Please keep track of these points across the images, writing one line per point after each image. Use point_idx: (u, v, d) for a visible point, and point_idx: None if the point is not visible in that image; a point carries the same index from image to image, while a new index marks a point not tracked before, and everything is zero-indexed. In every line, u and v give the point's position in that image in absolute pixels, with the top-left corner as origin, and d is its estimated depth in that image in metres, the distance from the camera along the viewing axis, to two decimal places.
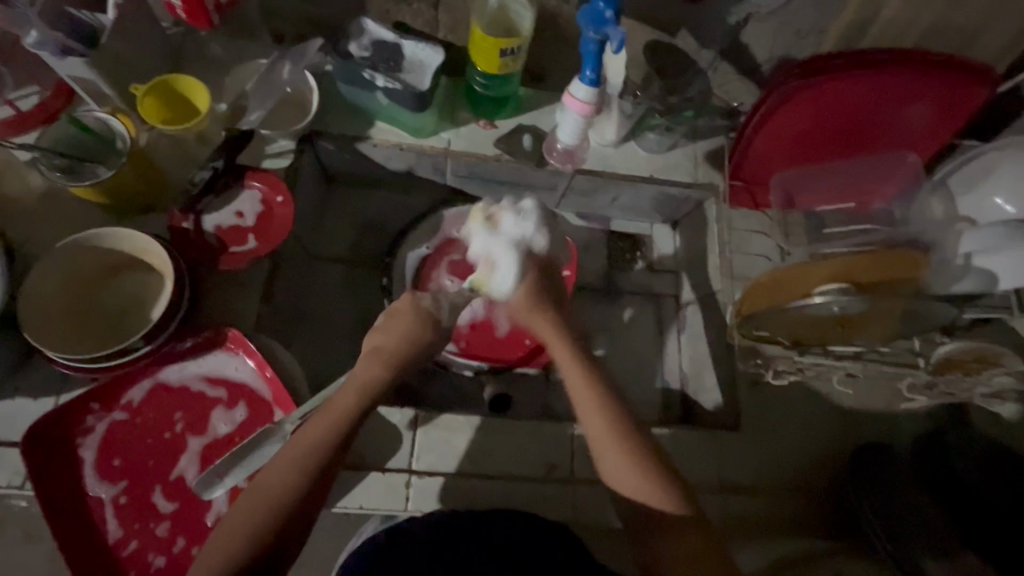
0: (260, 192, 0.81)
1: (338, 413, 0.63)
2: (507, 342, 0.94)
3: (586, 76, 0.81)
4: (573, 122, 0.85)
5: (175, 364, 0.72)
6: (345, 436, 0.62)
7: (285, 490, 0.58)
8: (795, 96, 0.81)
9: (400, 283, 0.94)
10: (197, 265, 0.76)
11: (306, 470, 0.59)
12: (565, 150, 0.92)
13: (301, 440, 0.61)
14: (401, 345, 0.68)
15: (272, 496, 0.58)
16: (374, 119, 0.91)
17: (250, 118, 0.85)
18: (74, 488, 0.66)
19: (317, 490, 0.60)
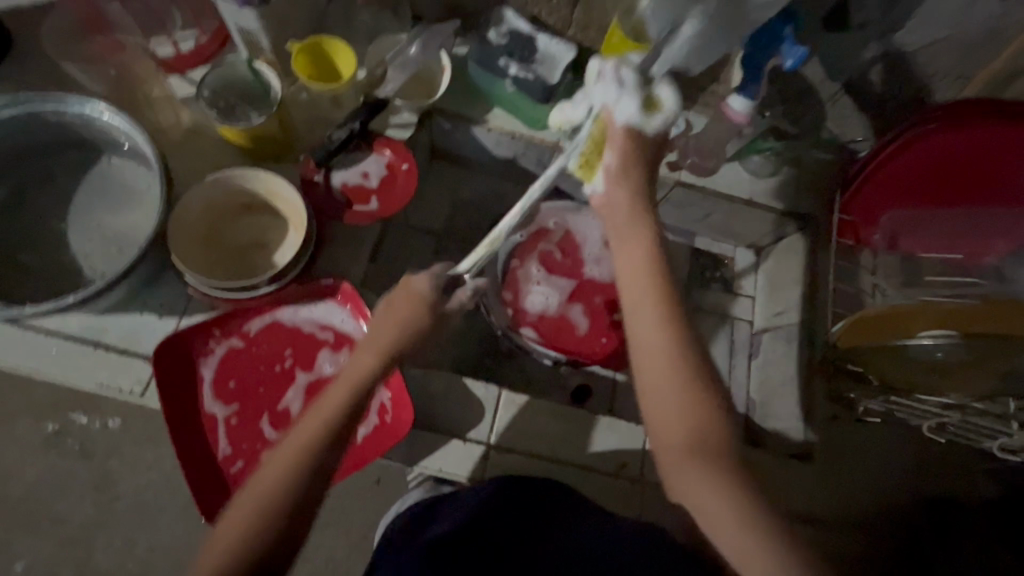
0: (387, 158, 0.85)
1: (297, 459, 0.53)
2: (583, 338, 0.96)
3: (744, 89, 0.81)
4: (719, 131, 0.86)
5: (290, 306, 0.77)
6: (308, 487, 0.53)
7: (274, 506, 0.51)
8: (918, 142, 0.82)
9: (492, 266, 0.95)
10: (324, 217, 0.82)
11: (272, 516, 0.51)
12: (700, 158, 0.93)
13: (263, 479, 0.52)
14: (401, 328, 0.60)
15: (235, 555, 0.50)
16: (494, 105, 0.94)
17: (386, 87, 0.88)
18: (194, 401, 0.72)
19: (274, 559, 0.51)
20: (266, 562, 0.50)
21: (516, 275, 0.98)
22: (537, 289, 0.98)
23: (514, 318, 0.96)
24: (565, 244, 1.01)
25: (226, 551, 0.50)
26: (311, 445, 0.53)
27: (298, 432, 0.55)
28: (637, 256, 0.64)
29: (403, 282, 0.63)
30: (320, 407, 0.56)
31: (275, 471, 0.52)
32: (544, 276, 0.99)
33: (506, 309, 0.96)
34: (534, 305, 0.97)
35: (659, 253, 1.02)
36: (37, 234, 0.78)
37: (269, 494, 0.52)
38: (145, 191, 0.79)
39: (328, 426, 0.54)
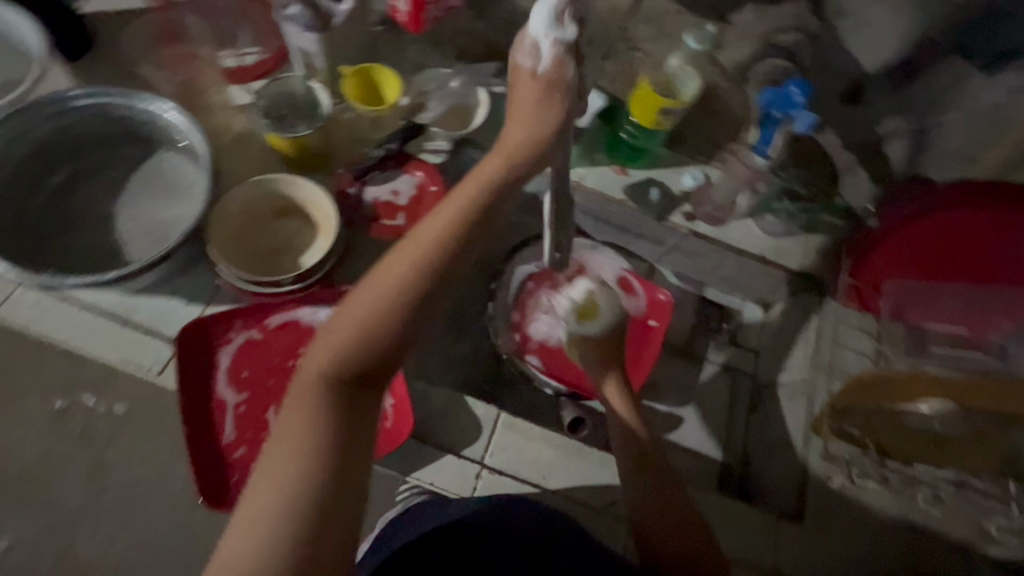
0: (418, 179, 0.90)
1: (431, 268, 0.57)
2: (584, 370, 0.98)
3: (759, 146, 0.89)
4: None
5: (309, 305, 0.79)
6: (428, 294, 0.56)
7: (393, 312, 0.55)
8: (914, 224, 0.88)
9: (504, 291, 1.02)
10: (353, 226, 0.88)
11: (395, 316, 0.55)
12: (715, 210, 1.00)
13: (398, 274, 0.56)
14: (526, 135, 0.63)
15: (361, 350, 0.54)
16: (521, 141, 1.00)
17: (426, 114, 0.94)
18: (207, 385, 0.75)
19: (399, 354, 0.56)
20: (391, 353, 0.55)
21: (525, 300, 1.02)
22: (544, 317, 1.01)
23: (521, 343, 1.01)
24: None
25: (357, 344, 0.54)
26: (432, 254, 0.57)
27: (418, 237, 0.58)
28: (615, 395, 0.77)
29: (513, 59, 0.65)
30: (438, 221, 0.59)
31: (401, 271, 0.56)
32: (553, 306, 1.01)
33: (513, 333, 1.01)
34: (539, 331, 1.01)
35: (667, 298, 1.05)
36: (86, 214, 0.84)
37: (395, 296, 0.56)
38: (190, 185, 0.85)
39: (453, 227, 0.59)
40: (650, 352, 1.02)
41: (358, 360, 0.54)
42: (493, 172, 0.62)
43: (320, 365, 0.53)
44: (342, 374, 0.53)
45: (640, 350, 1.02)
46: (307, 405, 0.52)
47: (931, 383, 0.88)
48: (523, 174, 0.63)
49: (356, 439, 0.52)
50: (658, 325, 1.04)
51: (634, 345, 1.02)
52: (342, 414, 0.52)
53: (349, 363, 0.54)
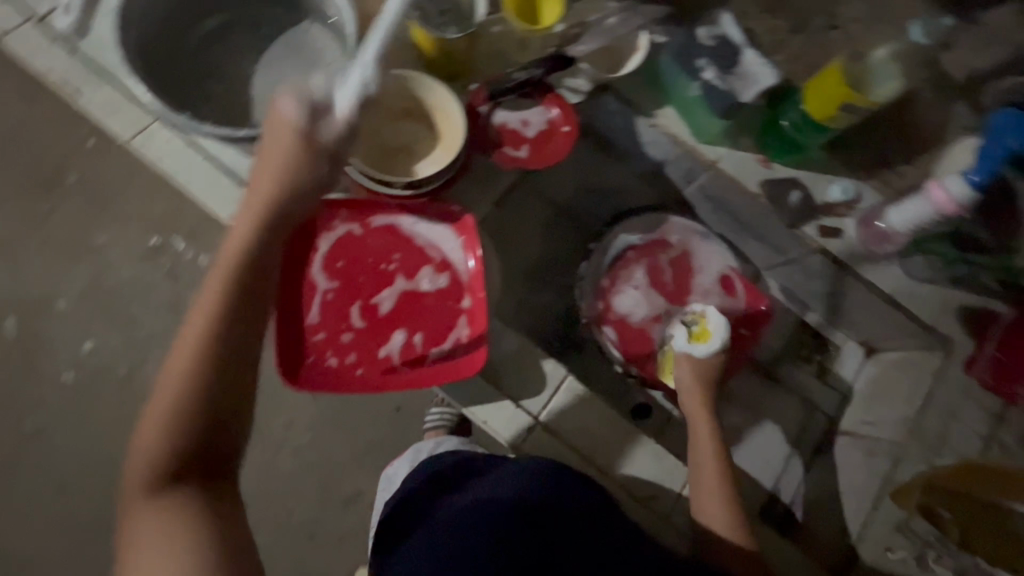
0: (552, 115, 0.84)
1: (239, 258, 0.57)
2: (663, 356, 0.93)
3: (971, 176, 0.75)
4: (920, 211, 0.80)
5: (413, 216, 0.79)
6: (237, 299, 0.56)
7: (174, 419, 0.52)
8: None
9: (600, 257, 0.98)
10: (475, 148, 0.84)
11: (202, 370, 0.53)
12: (878, 231, 0.87)
13: (216, 276, 0.56)
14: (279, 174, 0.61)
15: (184, 395, 0.52)
16: (667, 103, 0.94)
17: (578, 47, 0.86)
18: (303, 265, 0.76)
19: (241, 388, 0.55)
20: (225, 390, 0.53)
21: (620, 271, 0.98)
22: (632, 292, 0.97)
23: (602, 313, 0.95)
24: (679, 262, 1.00)
25: (181, 388, 0.52)
26: (226, 292, 0.56)
27: (176, 359, 0.54)
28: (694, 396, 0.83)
29: None
30: (200, 313, 0.55)
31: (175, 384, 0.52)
32: (644, 284, 0.98)
33: (596, 302, 0.96)
34: (625, 303, 0.97)
35: (769, 311, 0.96)
36: (222, 66, 0.84)
37: (210, 324, 0.54)
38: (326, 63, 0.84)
39: (230, 270, 0.57)
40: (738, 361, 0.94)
41: (187, 401, 0.52)
42: (243, 241, 0.58)
43: (170, 408, 0.52)
44: (183, 412, 0.52)
45: (729, 354, 0.95)
46: (150, 447, 0.52)
47: None
48: (340, 152, 0.63)
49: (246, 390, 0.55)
50: (750, 335, 0.95)
51: None
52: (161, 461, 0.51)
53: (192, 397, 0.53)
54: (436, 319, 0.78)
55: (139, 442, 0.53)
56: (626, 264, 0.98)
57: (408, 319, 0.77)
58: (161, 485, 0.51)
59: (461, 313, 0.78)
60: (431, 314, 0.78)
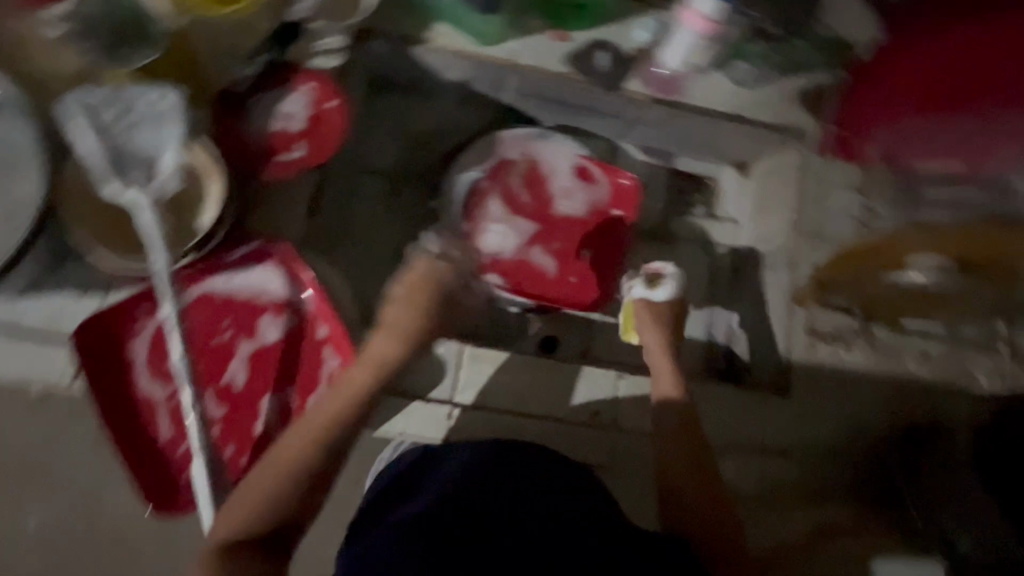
0: (310, 95, 0.73)
1: (371, 369, 0.66)
2: (552, 276, 0.90)
3: None
4: (687, 40, 0.78)
5: (221, 274, 0.70)
6: (341, 421, 0.62)
7: (272, 499, 0.57)
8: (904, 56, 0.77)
9: (451, 210, 0.91)
10: (241, 167, 0.71)
11: (307, 460, 0.59)
12: (666, 78, 0.86)
13: (341, 396, 0.64)
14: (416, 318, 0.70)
15: (282, 478, 0.58)
16: (434, 19, 0.82)
17: (302, 5, 0.74)
18: (126, 384, 0.66)
19: (323, 478, 0.60)
20: (314, 476, 0.59)
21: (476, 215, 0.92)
22: (495, 228, 0.91)
23: (480, 264, 0.89)
24: (533, 175, 0.94)
25: (278, 476, 0.58)
26: (354, 398, 0.64)
27: (285, 442, 0.61)
28: (654, 338, 0.78)
29: None
30: (310, 418, 0.62)
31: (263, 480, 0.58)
32: (504, 215, 0.92)
33: (472, 255, 0.89)
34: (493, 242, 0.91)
35: (630, 181, 0.93)
36: None
37: (318, 433, 0.61)
38: None
39: (358, 385, 0.65)
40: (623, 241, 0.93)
41: (287, 485, 0.58)
42: (383, 349, 0.67)
43: (267, 492, 0.57)
44: (292, 477, 0.58)
45: (611, 241, 0.93)
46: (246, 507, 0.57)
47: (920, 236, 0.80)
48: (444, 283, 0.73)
49: (320, 500, 0.60)
50: (623, 216, 0.93)
51: (601, 238, 0.93)
52: (239, 528, 0.55)
53: (287, 488, 0.58)
54: (302, 367, 0.71)
55: (233, 507, 0.57)
56: (477, 203, 0.91)
57: (274, 379, 0.71)
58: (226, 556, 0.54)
59: (322, 344, 0.71)
60: (292, 363, 0.71)
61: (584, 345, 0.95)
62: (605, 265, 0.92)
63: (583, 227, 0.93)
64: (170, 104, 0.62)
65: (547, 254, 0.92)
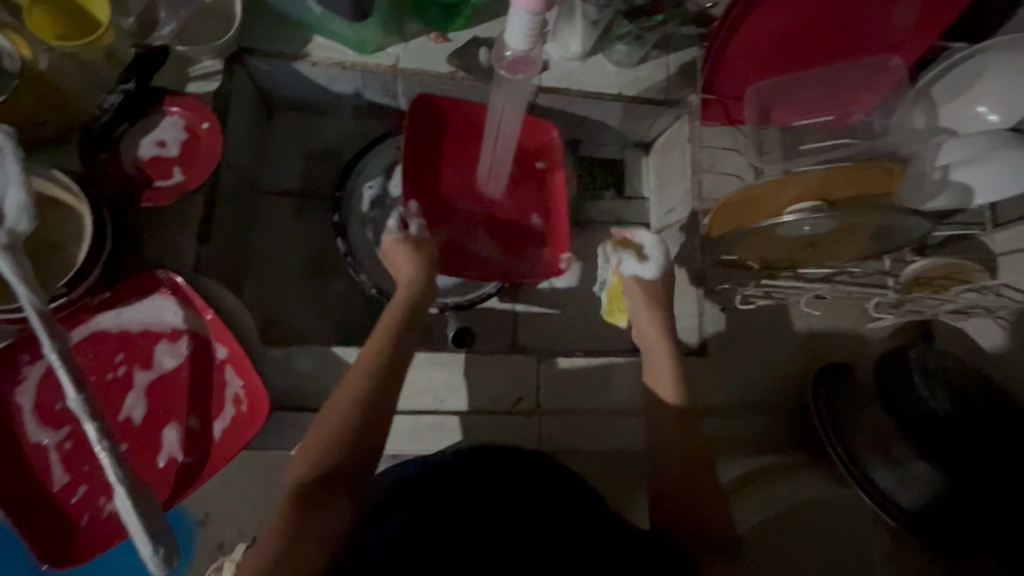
0: (183, 118, 0.72)
1: (381, 354, 0.64)
2: (522, 249, 0.86)
3: None
4: (521, 22, 0.59)
5: (109, 309, 0.68)
6: (383, 386, 0.61)
7: (324, 450, 0.55)
8: (753, 10, 0.76)
9: (356, 232, 0.88)
10: (121, 201, 0.70)
11: (350, 417, 0.58)
12: (514, 59, 0.66)
13: (360, 368, 0.62)
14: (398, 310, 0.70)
15: (333, 437, 0.56)
16: (313, 34, 0.83)
17: (162, 33, 0.75)
18: (13, 433, 0.62)
19: (372, 438, 0.58)
20: (366, 426, 0.58)
21: (433, 202, 0.85)
22: None
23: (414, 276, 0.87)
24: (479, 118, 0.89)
25: (327, 434, 0.56)
26: (376, 367, 0.63)
27: (336, 399, 0.60)
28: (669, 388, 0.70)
29: None
30: (353, 380, 0.61)
31: (317, 439, 0.56)
32: None
33: (358, 276, 0.86)
34: (453, 208, 0.86)
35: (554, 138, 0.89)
36: None
37: (353, 391, 0.60)
38: None
39: (378, 354, 0.64)
40: (562, 203, 0.88)
41: (343, 436, 0.57)
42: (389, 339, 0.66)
43: (322, 441, 0.56)
44: (339, 429, 0.57)
45: (546, 203, 0.89)
46: (313, 449, 0.55)
47: (790, 188, 0.72)
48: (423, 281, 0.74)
49: (369, 449, 0.57)
50: (546, 166, 0.89)
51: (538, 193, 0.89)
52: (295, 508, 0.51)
53: (333, 440, 0.56)
54: (203, 393, 0.68)
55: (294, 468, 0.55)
56: (373, 222, 0.90)
57: (177, 408, 0.67)
58: (305, 509, 0.51)
59: (223, 365, 0.69)
60: (193, 386, 0.68)
61: (511, 335, 0.97)
62: (546, 220, 0.88)
63: (523, 199, 0.89)
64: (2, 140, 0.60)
65: (512, 225, 0.87)
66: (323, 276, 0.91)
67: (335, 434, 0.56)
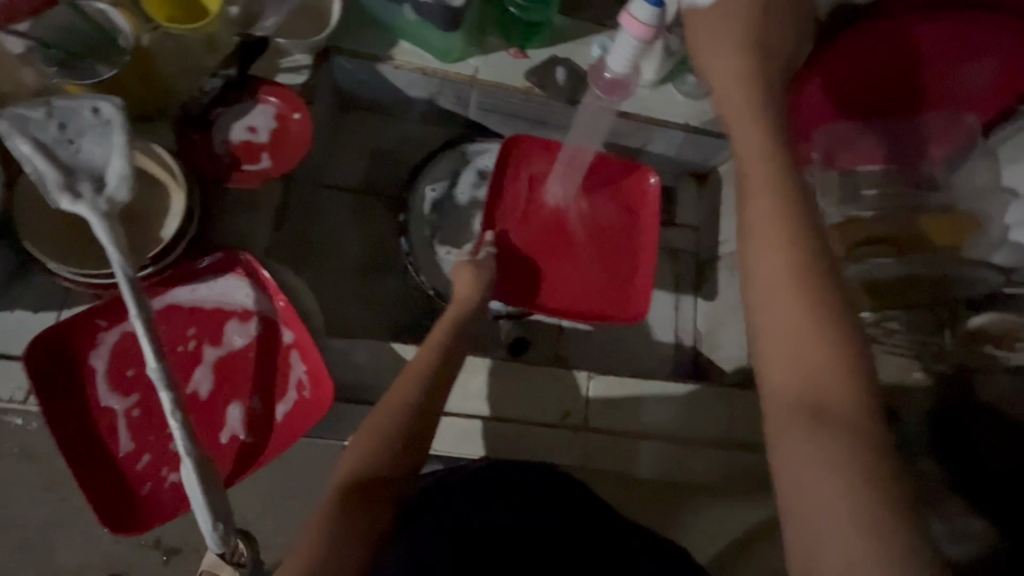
0: (275, 107, 0.74)
1: (433, 356, 0.65)
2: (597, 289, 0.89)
3: None
4: (627, 46, 0.69)
5: (184, 283, 0.69)
6: (432, 392, 0.62)
7: (369, 459, 0.57)
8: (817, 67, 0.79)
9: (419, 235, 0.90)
10: (210, 183, 0.72)
11: (397, 422, 0.59)
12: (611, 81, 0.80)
13: (410, 372, 0.63)
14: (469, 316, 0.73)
15: (377, 445, 0.58)
16: (398, 38, 0.86)
17: (263, 25, 0.77)
18: (85, 396, 0.63)
19: (415, 446, 0.59)
20: (414, 435, 0.59)
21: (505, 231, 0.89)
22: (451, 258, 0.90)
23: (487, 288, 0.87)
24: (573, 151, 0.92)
25: (370, 440, 0.58)
26: (426, 373, 0.63)
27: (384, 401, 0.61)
28: (799, 326, 0.43)
29: None
30: (401, 385, 0.62)
31: (359, 444, 0.58)
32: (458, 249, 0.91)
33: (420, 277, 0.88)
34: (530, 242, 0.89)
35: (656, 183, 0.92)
36: None
37: (401, 395, 0.61)
38: None
39: (429, 359, 0.65)
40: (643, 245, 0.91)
41: (386, 445, 0.58)
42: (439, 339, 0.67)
43: (363, 451, 0.57)
44: (385, 435, 0.58)
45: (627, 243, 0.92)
46: (355, 454, 0.57)
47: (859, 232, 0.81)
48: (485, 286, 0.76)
49: (410, 458, 0.59)
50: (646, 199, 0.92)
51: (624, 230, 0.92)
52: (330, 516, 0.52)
53: (378, 448, 0.57)
54: (267, 375, 0.69)
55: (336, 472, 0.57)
56: (438, 227, 0.92)
57: (242, 387, 0.69)
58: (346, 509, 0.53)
59: (288, 349, 0.70)
60: (259, 368, 0.69)
61: (557, 348, 0.97)
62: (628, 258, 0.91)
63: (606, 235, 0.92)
64: (113, 115, 0.62)
65: (592, 262, 0.90)
66: (378, 273, 0.93)
67: (375, 441, 0.57)
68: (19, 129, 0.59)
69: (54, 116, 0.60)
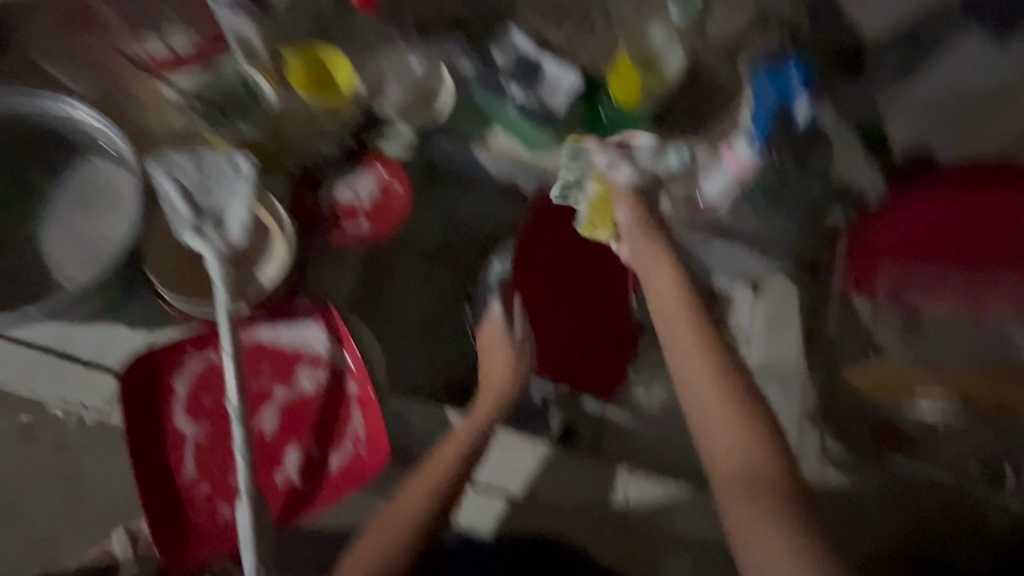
0: (380, 177, 0.82)
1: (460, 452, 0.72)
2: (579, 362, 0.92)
3: (752, 136, 0.78)
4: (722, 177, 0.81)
5: (268, 324, 0.73)
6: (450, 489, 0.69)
7: (386, 551, 0.66)
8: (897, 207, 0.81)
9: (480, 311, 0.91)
10: (314, 234, 0.81)
11: (416, 520, 0.67)
12: None
13: (431, 472, 0.70)
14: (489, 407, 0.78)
15: (395, 540, 0.66)
16: (492, 123, 0.88)
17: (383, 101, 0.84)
18: (162, 418, 0.67)
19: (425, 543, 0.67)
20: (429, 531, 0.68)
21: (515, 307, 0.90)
22: None
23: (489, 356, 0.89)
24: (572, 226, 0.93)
25: (388, 537, 0.66)
26: (447, 470, 0.70)
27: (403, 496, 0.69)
28: (740, 487, 0.65)
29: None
30: (425, 478, 0.70)
31: (374, 542, 0.66)
32: None
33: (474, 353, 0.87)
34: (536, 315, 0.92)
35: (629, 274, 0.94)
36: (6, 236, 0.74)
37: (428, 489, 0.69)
38: (111, 191, 0.74)
39: (455, 457, 0.71)
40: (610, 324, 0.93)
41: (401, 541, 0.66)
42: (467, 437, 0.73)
43: (384, 543, 0.66)
44: (405, 530, 0.67)
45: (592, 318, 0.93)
46: (377, 550, 0.66)
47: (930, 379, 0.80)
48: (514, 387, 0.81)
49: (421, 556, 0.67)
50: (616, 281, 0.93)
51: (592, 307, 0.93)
52: None
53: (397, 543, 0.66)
54: (327, 424, 0.72)
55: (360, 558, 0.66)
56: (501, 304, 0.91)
57: (303, 431, 0.72)
58: None
59: (351, 402, 0.73)
60: (321, 415, 0.73)
61: (598, 447, 0.89)
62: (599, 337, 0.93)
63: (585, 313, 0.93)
64: (249, 171, 0.69)
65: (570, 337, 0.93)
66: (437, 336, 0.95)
67: (397, 537, 0.66)
68: (170, 173, 0.67)
69: (201, 165, 0.68)
